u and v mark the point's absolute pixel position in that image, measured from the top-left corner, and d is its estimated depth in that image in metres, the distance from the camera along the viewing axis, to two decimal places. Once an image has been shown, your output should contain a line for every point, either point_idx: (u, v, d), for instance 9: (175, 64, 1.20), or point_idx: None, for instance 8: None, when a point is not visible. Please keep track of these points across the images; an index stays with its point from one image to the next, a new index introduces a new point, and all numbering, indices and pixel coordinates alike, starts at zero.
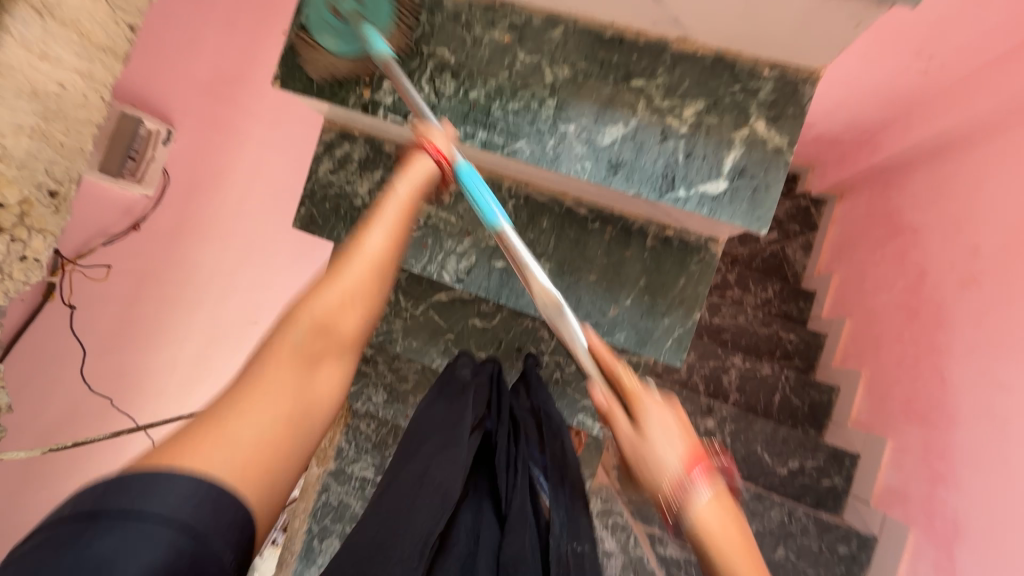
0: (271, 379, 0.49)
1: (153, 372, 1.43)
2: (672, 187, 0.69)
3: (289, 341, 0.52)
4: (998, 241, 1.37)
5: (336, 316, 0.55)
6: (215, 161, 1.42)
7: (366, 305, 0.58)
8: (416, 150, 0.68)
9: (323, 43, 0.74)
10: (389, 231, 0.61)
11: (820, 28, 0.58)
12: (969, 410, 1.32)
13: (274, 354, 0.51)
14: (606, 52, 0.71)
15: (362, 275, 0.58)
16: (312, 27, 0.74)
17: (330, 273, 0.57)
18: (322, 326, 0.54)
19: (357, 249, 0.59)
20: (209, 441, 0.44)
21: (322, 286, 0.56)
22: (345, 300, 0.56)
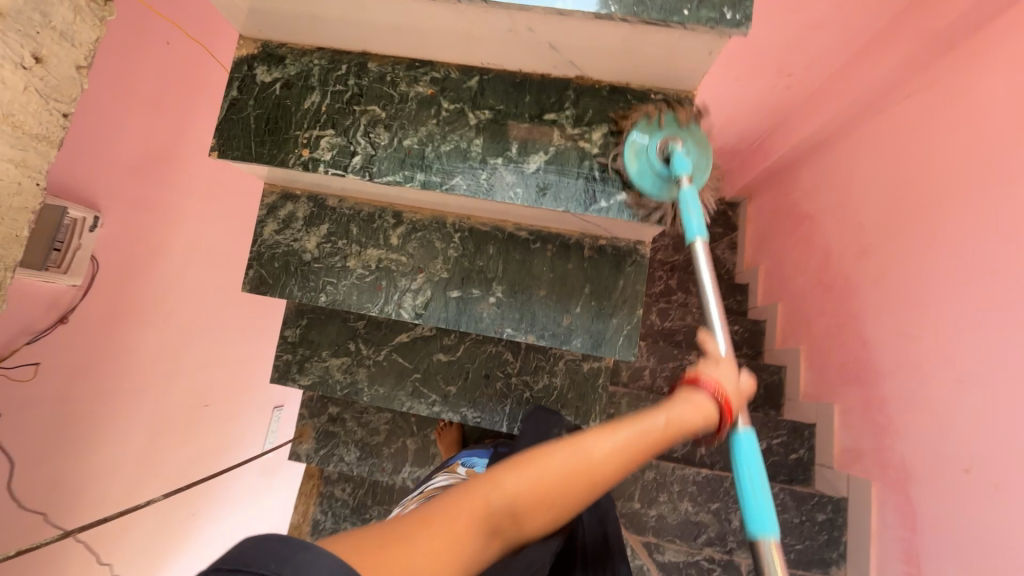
0: (465, 526, 0.51)
1: (94, 474, 1.32)
2: (596, 200, 0.79)
3: (486, 502, 0.53)
4: (879, 214, 1.61)
5: (528, 508, 0.54)
6: (148, 242, 1.38)
7: (551, 509, 0.55)
8: (703, 391, 0.68)
9: (641, 183, 0.77)
10: (622, 451, 0.58)
11: (684, 58, 0.71)
12: (892, 363, 1.49)
13: (478, 499, 0.53)
14: (519, 93, 0.82)
15: (573, 482, 0.55)
16: (631, 166, 0.77)
17: (559, 451, 0.57)
18: (514, 508, 0.54)
19: (592, 446, 0.58)
20: (400, 558, 0.46)
21: (549, 462, 0.56)
22: (550, 498, 0.55)
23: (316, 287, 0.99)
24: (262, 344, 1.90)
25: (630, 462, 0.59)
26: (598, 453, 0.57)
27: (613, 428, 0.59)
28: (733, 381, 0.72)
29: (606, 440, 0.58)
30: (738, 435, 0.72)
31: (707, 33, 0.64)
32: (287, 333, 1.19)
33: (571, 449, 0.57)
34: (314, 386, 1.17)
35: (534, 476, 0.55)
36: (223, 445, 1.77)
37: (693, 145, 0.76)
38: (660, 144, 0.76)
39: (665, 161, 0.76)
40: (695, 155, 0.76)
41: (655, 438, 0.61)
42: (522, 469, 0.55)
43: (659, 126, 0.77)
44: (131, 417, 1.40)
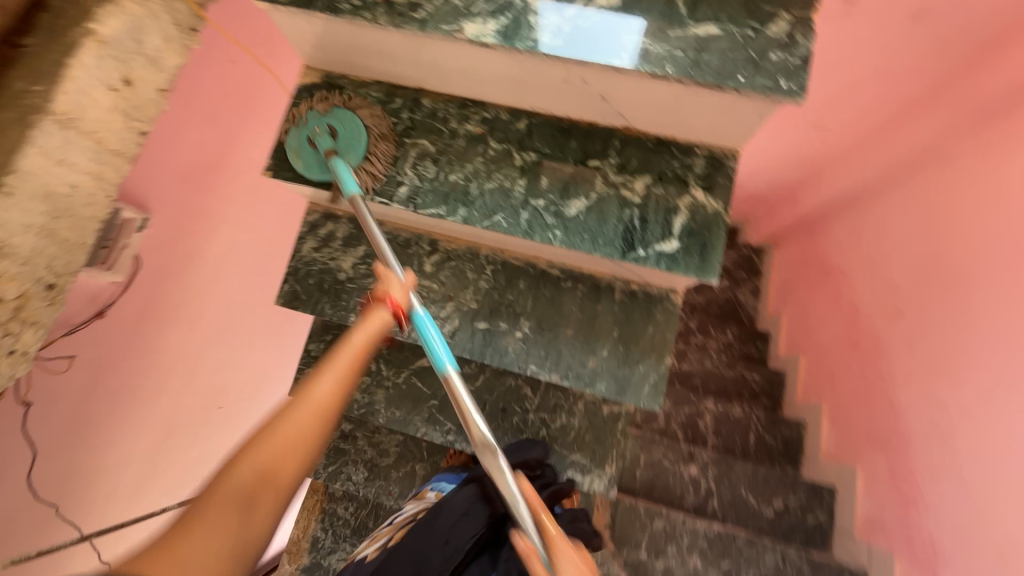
0: (217, 511, 0.54)
1: (106, 470, 1.35)
2: (633, 248, 0.79)
3: (231, 488, 0.56)
4: (912, 276, 1.58)
5: (275, 461, 0.60)
6: (189, 246, 1.43)
7: (299, 458, 0.62)
8: (374, 303, 0.78)
9: (311, 172, 0.85)
10: (338, 385, 0.68)
11: (734, 119, 0.72)
12: (922, 432, 1.43)
13: (221, 493, 0.56)
14: (566, 138, 0.84)
15: (303, 430, 0.63)
16: (300, 165, 0.86)
17: (281, 415, 0.63)
18: (260, 479, 0.58)
19: (309, 393, 0.65)
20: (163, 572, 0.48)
21: (278, 423, 0.62)
22: (290, 445, 0.61)
23: (347, 307, 1.00)
24: None
25: (345, 383, 0.69)
26: (317, 400, 0.65)
27: (324, 372, 0.68)
28: (402, 286, 0.81)
29: (322, 382, 0.67)
30: (418, 318, 0.81)
31: (762, 99, 0.65)
32: (311, 347, 1.20)
33: (286, 412, 0.63)
34: None
35: (269, 449, 0.60)
36: None
37: (336, 111, 0.84)
38: (308, 134, 0.84)
39: (316, 145, 0.84)
40: (339, 122, 0.83)
41: (355, 358, 0.71)
42: (251, 452, 0.59)
43: (297, 120, 0.85)
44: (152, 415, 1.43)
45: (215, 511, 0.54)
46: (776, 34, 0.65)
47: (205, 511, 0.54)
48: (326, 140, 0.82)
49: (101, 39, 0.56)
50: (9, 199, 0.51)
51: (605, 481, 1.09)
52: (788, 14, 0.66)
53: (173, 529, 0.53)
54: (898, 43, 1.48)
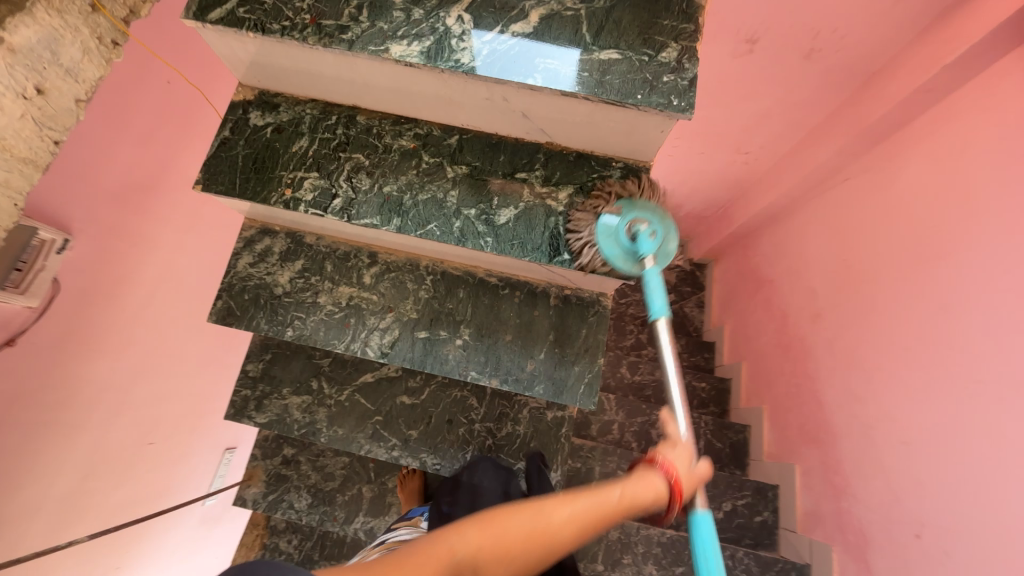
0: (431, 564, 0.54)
1: (13, 518, 1.20)
2: (559, 252, 0.85)
3: (451, 554, 0.56)
4: (828, 282, 1.74)
5: (492, 559, 0.57)
6: (116, 269, 1.38)
7: (508, 564, 0.58)
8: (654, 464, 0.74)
9: (614, 262, 0.81)
10: (576, 523, 0.62)
11: (639, 135, 0.81)
12: (844, 425, 1.55)
13: (442, 553, 0.56)
14: (494, 153, 0.89)
15: (530, 547, 0.59)
16: (603, 251, 0.82)
17: (516, 511, 0.61)
18: (472, 565, 0.56)
19: (549, 511, 0.62)
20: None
21: (511, 516, 0.61)
22: (510, 554, 0.58)
23: (284, 321, 0.99)
24: (213, 378, 1.83)
25: (586, 530, 0.62)
26: (557, 520, 0.61)
27: (572, 497, 0.63)
28: (688, 471, 0.77)
29: (563, 507, 0.62)
30: (697, 518, 0.77)
31: (658, 115, 0.73)
32: (249, 367, 1.16)
33: (531, 513, 0.61)
34: (269, 425, 1.13)
35: (487, 531, 0.58)
36: (162, 488, 1.66)
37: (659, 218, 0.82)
38: (627, 227, 0.81)
39: (631, 241, 0.81)
40: (664, 237, 0.82)
41: (607, 506, 0.64)
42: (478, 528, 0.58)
43: (622, 208, 0.82)
44: (65, 452, 1.31)
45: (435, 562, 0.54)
46: (667, 59, 0.74)
47: (428, 556, 0.55)
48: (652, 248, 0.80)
49: (12, 48, 0.56)
50: None
51: None
52: (676, 43, 0.75)
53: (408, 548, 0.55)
54: (798, 77, 1.68)
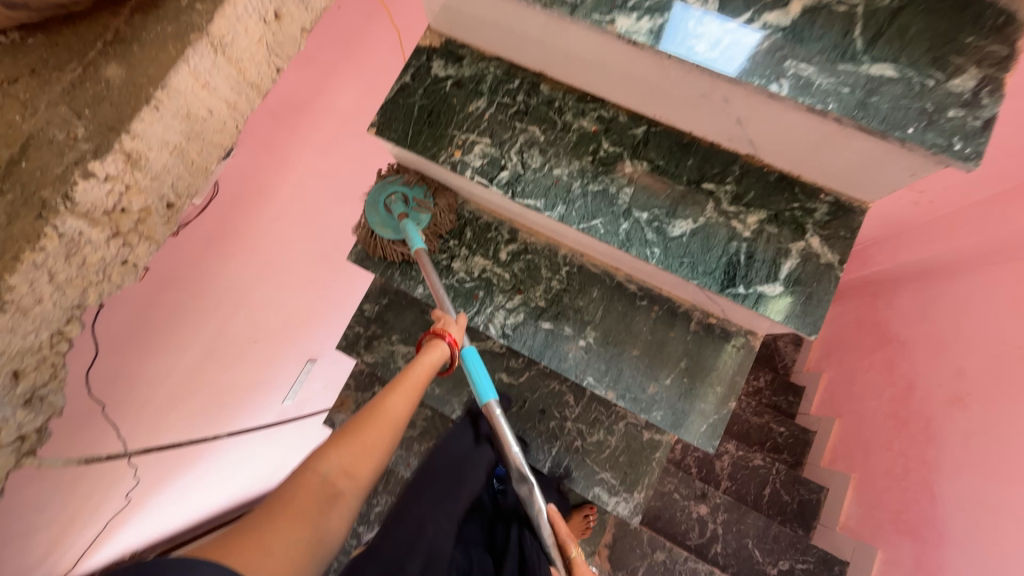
0: (297, 504, 0.58)
1: (145, 380, 1.38)
2: (733, 283, 0.75)
3: (319, 474, 0.62)
4: (983, 366, 1.48)
5: (348, 466, 0.65)
6: (261, 181, 1.47)
7: (374, 458, 0.68)
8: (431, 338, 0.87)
9: (382, 236, 0.94)
10: (397, 410, 0.74)
11: (877, 175, 0.67)
12: (961, 530, 1.36)
13: (310, 479, 0.62)
14: (683, 155, 0.80)
15: (377, 433, 0.70)
16: (374, 228, 0.95)
17: (354, 427, 0.69)
18: (341, 474, 0.64)
19: (380, 411, 0.72)
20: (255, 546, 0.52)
21: (346, 437, 0.68)
22: (362, 451, 0.67)
23: (415, 278, 1.00)
24: (316, 299, 1.96)
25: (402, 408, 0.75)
26: (393, 410, 0.73)
27: (398, 390, 0.76)
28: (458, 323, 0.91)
29: (392, 400, 0.74)
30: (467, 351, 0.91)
31: (925, 157, 0.59)
32: (365, 307, 1.21)
33: (368, 415, 0.71)
34: (374, 366, 1.18)
35: (354, 447, 0.67)
36: (258, 383, 1.85)
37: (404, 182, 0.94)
38: (382, 199, 0.93)
39: (390, 210, 0.94)
40: (416, 200, 0.94)
41: (412, 382, 0.78)
42: (338, 447, 0.66)
43: (374, 185, 0.93)
44: (196, 335, 1.47)
45: (294, 500, 0.59)
46: (958, 90, 0.60)
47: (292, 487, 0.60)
48: (400, 206, 0.92)
49: None
50: (158, 114, 0.55)
51: (630, 506, 1.06)
52: (977, 70, 0.60)
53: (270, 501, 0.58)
54: None
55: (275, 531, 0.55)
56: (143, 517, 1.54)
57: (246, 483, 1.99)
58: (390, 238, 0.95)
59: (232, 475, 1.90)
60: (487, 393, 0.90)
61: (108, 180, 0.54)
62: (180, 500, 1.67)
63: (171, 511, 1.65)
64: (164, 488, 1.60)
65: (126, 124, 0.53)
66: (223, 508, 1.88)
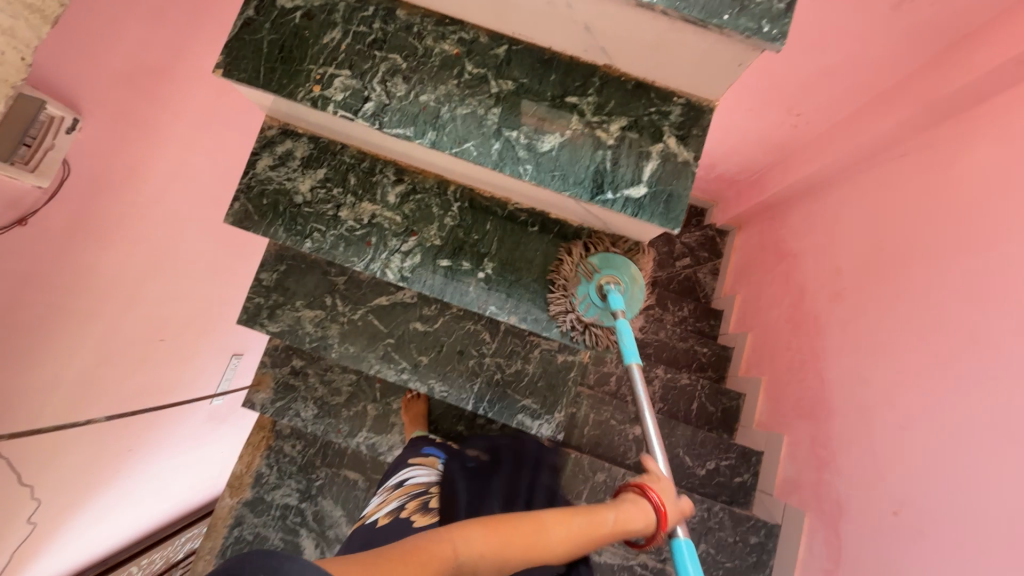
0: (429, 558, 0.57)
1: (25, 392, 1.22)
2: (602, 190, 0.79)
3: (459, 550, 0.61)
4: (855, 262, 1.68)
5: (484, 558, 0.64)
6: (128, 158, 1.32)
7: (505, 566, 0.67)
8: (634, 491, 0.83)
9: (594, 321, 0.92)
10: (560, 536, 0.73)
11: (711, 68, 0.72)
12: (842, 403, 1.56)
13: (448, 546, 0.61)
14: (545, 71, 0.81)
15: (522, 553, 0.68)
16: (585, 312, 0.93)
17: (505, 523, 0.69)
18: (474, 561, 0.62)
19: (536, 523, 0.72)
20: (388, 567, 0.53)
21: (494, 527, 0.67)
22: (499, 554, 0.65)
23: (303, 232, 0.96)
24: (223, 287, 1.82)
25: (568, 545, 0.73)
26: (550, 531, 0.72)
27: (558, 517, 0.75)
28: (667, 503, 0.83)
29: (555, 525, 0.73)
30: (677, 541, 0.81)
31: (742, 43, 0.64)
32: (263, 276, 1.14)
33: (529, 523, 0.72)
34: (282, 335, 1.14)
35: (496, 540, 0.66)
36: (172, 383, 1.72)
37: (633, 281, 0.91)
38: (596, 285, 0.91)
39: (603, 298, 0.90)
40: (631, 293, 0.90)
41: (580, 524, 0.75)
42: (482, 530, 0.66)
43: (600, 261, 0.92)
44: (80, 335, 1.33)
45: (436, 549, 0.60)
46: None
47: (434, 543, 0.60)
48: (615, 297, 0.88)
49: None
50: None
51: (552, 426, 1.13)
52: None
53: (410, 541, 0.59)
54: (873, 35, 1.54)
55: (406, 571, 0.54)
56: (62, 540, 1.47)
57: (178, 493, 1.96)
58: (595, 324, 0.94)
59: (163, 484, 1.86)
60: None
61: None
62: (103, 518, 1.60)
63: (94, 530, 1.58)
64: (82, 506, 1.50)
65: None
66: (153, 521, 1.86)
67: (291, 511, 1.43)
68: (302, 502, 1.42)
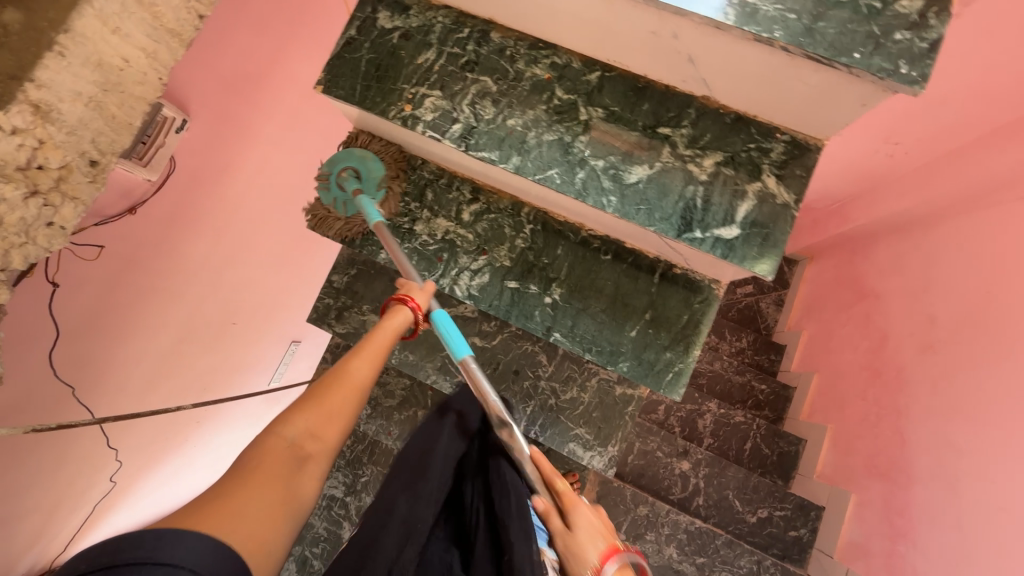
0: (263, 473, 0.57)
1: (117, 363, 1.35)
2: (690, 228, 0.74)
3: (284, 439, 0.61)
4: (954, 313, 1.51)
5: (316, 427, 0.64)
6: (223, 156, 1.43)
7: (341, 421, 0.67)
8: (396, 301, 0.83)
9: (337, 211, 0.94)
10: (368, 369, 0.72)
11: (828, 106, 0.66)
12: (926, 469, 1.40)
13: (275, 443, 0.61)
14: (638, 99, 0.78)
15: (343, 396, 0.68)
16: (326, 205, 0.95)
17: (319, 392, 0.67)
18: (308, 437, 0.63)
19: (345, 374, 0.70)
20: (220, 512, 0.52)
21: (308, 404, 0.65)
22: (329, 416, 0.66)
23: (378, 242, 0.99)
24: (291, 279, 1.93)
25: (377, 367, 0.74)
26: (360, 372, 0.71)
27: (362, 352, 0.72)
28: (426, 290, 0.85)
29: (358, 362, 0.72)
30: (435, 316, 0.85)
31: (871, 83, 0.58)
32: (334, 278, 1.19)
33: (331, 380, 0.69)
34: (346, 337, 1.18)
35: (320, 411, 0.65)
36: (240, 364, 1.83)
37: (359, 158, 0.93)
38: (334, 179, 0.93)
39: (342, 186, 0.93)
40: (367, 169, 0.93)
41: (387, 346, 0.76)
42: (305, 410, 0.64)
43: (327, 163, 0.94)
44: (170, 316, 1.45)
45: (268, 461, 0.59)
46: (906, 11, 0.60)
47: (264, 454, 0.59)
48: (352, 182, 0.92)
49: None
50: (63, 61, 0.60)
51: (604, 459, 1.08)
52: None
53: (236, 470, 0.57)
54: None
55: (250, 491, 0.55)
56: (133, 500, 1.61)
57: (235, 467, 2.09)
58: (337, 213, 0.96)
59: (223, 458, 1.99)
60: (462, 349, 0.82)
61: (16, 134, 0.59)
62: (169, 482, 1.74)
63: (159, 492, 1.72)
64: (152, 471, 1.63)
65: (30, 72, 0.58)
66: (210, 489, 1.99)
67: (336, 503, 1.48)
68: (347, 496, 1.47)
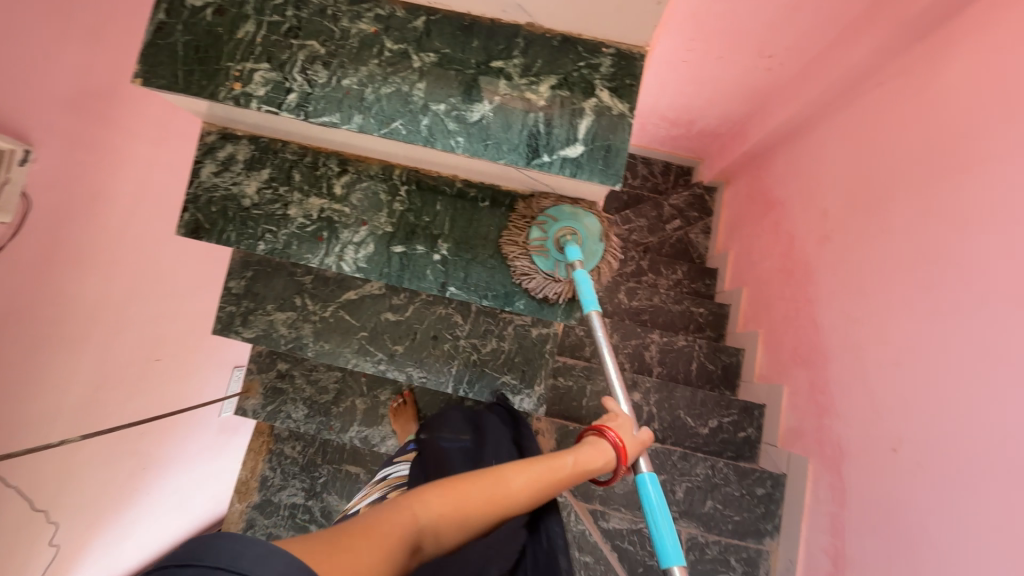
0: (381, 539, 0.50)
1: (25, 424, 1.24)
2: (538, 154, 0.77)
3: (415, 518, 0.55)
4: (840, 203, 1.63)
5: (443, 520, 0.58)
6: (89, 183, 1.32)
7: (465, 529, 0.60)
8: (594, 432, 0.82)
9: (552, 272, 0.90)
10: (529, 490, 0.67)
11: (633, 10, 0.69)
12: (837, 347, 1.53)
13: (405, 516, 0.55)
14: (466, 37, 0.78)
15: (485, 510, 0.62)
16: (536, 262, 0.91)
17: (464, 481, 0.62)
18: (429, 531, 0.56)
19: (503, 478, 0.65)
20: (350, 561, 0.45)
21: (449, 492, 0.60)
22: (459, 518, 0.59)
23: (255, 235, 0.96)
24: (208, 301, 1.84)
25: (538, 494, 0.68)
26: (515, 486, 0.65)
27: (528, 468, 0.68)
28: (635, 441, 0.86)
29: (519, 476, 0.66)
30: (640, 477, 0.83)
31: None
32: (231, 284, 1.15)
33: (491, 479, 0.64)
34: (257, 341, 1.15)
35: (455, 504, 0.59)
36: (174, 398, 1.75)
37: (573, 217, 0.90)
38: (554, 238, 0.89)
39: (561, 250, 0.89)
40: (585, 239, 0.90)
41: (555, 479, 0.70)
42: (443, 497, 0.58)
43: (551, 214, 0.91)
44: (73, 363, 1.36)
45: (396, 526, 0.53)
46: None
47: (391, 519, 0.53)
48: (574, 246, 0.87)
49: None
50: None
51: (533, 400, 1.12)
52: None
53: (364, 524, 0.50)
54: None
55: (363, 551, 0.47)
56: (89, 561, 1.53)
57: (199, 506, 2.03)
58: (556, 278, 0.92)
59: (183, 499, 1.92)
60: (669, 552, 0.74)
61: None
62: (126, 535, 1.66)
63: (118, 547, 1.64)
64: (101, 527, 1.55)
65: None
66: (176, 534, 1.93)
67: (299, 509, 1.47)
68: (309, 500, 1.46)
